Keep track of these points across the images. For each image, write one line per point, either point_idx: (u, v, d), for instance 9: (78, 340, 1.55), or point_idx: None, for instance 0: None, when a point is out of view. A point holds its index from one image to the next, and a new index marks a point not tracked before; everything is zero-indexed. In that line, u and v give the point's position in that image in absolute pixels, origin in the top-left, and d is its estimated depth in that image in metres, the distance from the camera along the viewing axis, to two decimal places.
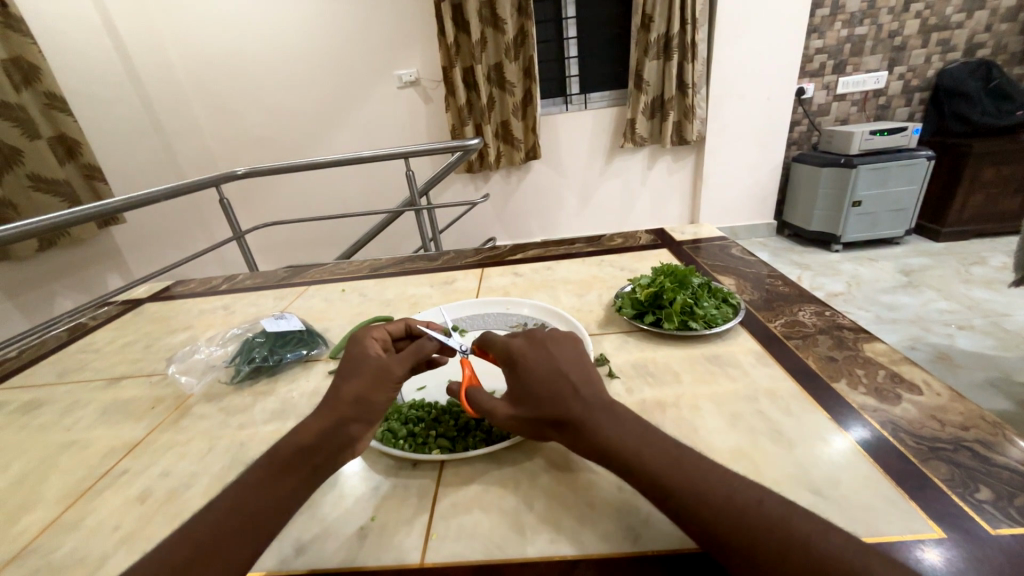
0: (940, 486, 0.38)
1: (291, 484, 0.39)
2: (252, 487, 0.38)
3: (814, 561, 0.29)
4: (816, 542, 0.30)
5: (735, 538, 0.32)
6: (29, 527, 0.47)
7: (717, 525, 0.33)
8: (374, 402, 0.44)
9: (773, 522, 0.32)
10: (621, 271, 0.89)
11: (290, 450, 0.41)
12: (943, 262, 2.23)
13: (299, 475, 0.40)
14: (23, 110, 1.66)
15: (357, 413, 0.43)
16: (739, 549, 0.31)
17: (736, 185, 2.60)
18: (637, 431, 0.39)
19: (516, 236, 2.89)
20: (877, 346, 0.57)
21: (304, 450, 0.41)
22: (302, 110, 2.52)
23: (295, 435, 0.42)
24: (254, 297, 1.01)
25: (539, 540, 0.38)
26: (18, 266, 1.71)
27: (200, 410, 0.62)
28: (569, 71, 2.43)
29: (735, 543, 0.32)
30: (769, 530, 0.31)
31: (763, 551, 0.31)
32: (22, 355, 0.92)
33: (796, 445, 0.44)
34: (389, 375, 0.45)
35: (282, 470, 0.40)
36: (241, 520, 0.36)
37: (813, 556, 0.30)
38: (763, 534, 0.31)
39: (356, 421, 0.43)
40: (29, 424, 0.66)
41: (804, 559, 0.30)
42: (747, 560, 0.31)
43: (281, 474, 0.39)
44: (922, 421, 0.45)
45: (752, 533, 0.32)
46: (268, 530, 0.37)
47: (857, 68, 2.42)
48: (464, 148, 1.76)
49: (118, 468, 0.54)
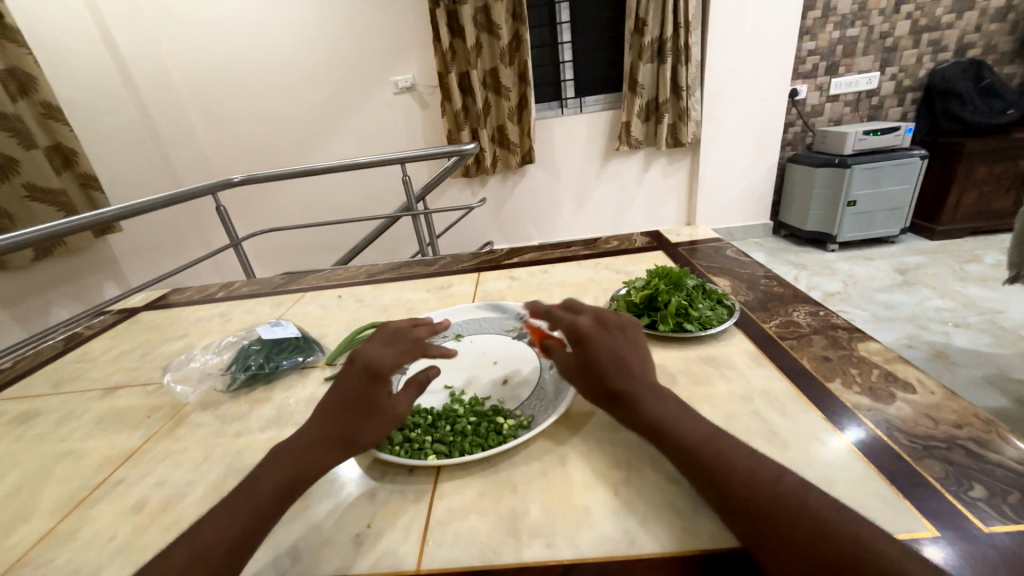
0: (934, 485, 0.38)
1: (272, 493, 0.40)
2: (232, 505, 0.39)
3: (822, 526, 0.31)
4: (827, 514, 0.32)
5: (752, 503, 0.34)
6: (24, 538, 0.47)
7: (739, 492, 0.35)
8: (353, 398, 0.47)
9: (786, 496, 0.34)
10: (617, 274, 0.89)
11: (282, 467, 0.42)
12: (938, 260, 2.24)
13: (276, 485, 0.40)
14: (19, 120, 1.66)
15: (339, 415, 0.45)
16: (757, 513, 0.34)
17: (731, 187, 2.62)
18: (677, 410, 0.44)
19: (513, 240, 2.90)
20: (872, 345, 0.58)
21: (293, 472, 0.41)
22: (298, 117, 2.52)
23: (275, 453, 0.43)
24: (250, 304, 1.01)
25: (534, 546, 0.38)
26: (15, 276, 1.71)
27: (197, 418, 0.62)
28: (564, 75, 2.45)
29: (752, 508, 0.34)
30: (785, 500, 0.34)
31: (777, 518, 0.33)
32: (19, 365, 0.92)
33: (791, 445, 0.44)
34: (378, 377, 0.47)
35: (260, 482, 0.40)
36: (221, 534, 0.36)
37: (820, 528, 0.31)
38: (778, 503, 0.34)
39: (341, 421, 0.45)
40: (24, 435, 0.66)
41: (814, 525, 0.32)
42: (761, 524, 0.33)
43: (259, 486, 0.40)
44: (916, 420, 0.45)
45: (765, 502, 0.34)
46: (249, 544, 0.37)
47: (849, 69, 2.44)
48: (460, 153, 1.76)
49: (114, 478, 0.53)
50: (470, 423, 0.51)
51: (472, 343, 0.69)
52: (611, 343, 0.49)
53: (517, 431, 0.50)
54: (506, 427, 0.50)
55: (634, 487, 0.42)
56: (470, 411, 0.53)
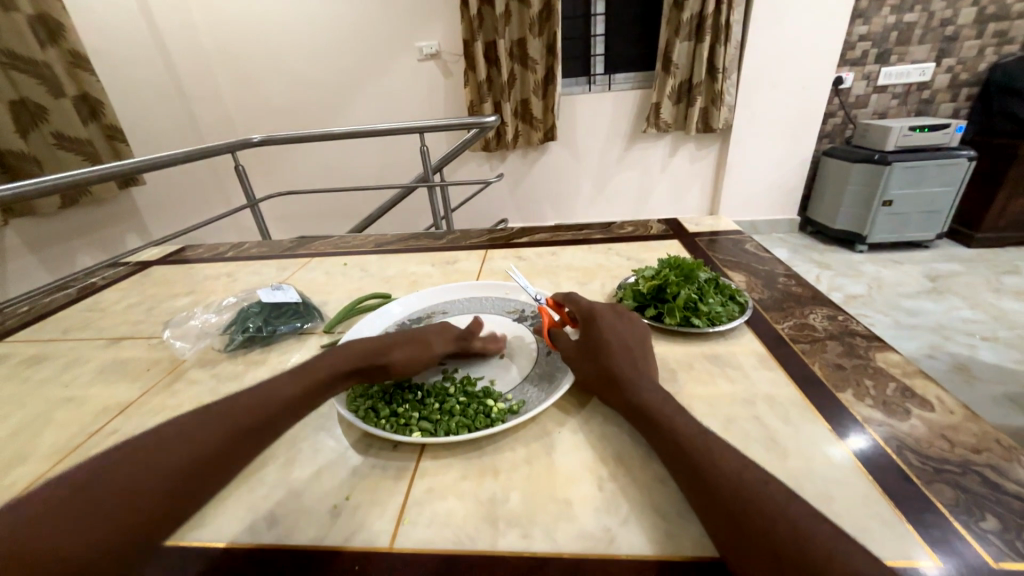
0: (940, 511, 0.36)
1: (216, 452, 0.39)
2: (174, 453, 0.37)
3: (794, 534, 0.30)
4: (805, 524, 0.31)
5: (729, 503, 0.34)
6: (20, 478, 0.49)
7: (718, 491, 0.35)
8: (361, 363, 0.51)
9: (769, 496, 0.33)
10: (628, 261, 0.86)
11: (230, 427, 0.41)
12: (974, 269, 2.13)
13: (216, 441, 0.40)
14: (46, 68, 1.66)
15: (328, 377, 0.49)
16: (732, 513, 0.33)
17: (760, 177, 2.51)
18: (673, 404, 0.44)
19: (529, 219, 2.85)
20: (891, 356, 0.54)
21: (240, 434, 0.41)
22: (320, 80, 2.49)
23: (215, 410, 0.41)
24: (257, 265, 1.01)
25: (510, 535, 0.37)
26: (43, 222, 1.75)
27: (193, 375, 0.62)
28: (595, 49, 2.34)
29: (727, 507, 0.34)
30: (764, 505, 0.32)
31: (750, 520, 0.32)
32: (35, 309, 0.94)
33: (791, 455, 0.42)
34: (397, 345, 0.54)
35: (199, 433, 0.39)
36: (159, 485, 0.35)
37: (797, 530, 0.30)
38: (754, 507, 0.32)
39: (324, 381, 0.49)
40: (31, 377, 0.67)
41: (786, 534, 0.30)
42: (736, 522, 0.32)
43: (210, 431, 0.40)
44: (930, 440, 0.42)
45: (745, 498, 0.33)
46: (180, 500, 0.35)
47: (902, 58, 2.27)
48: (480, 126, 1.71)
49: (109, 428, 0.54)
50: (459, 403, 0.49)
51: (471, 322, 0.67)
52: (619, 331, 0.52)
53: (506, 416, 0.48)
54: (495, 411, 0.48)
55: (620, 484, 0.41)
56: (461, 391, 0.51)
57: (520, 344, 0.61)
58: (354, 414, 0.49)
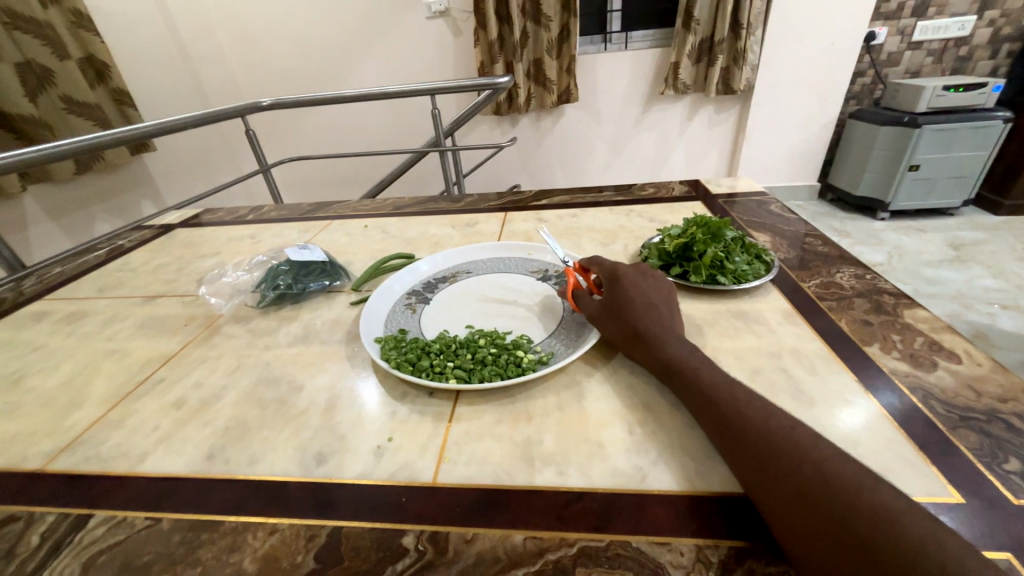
0: (964, 453, 0.37)
1: None
2: None
3: (820, 474, 0.31)
4: (833, 465, 0.32)
5: (756, 447, 0.35)
6: (79, 421, 0.52)
7: (746, 436, 0.36)
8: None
9: (797, 442, 0.34)
10: (650, 222, 0.86)
11: None
12: (999, 237, 2.07)
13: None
14: (50, 28, 1.63)
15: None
16: (758, 455, 0.35)
17: (781, 142, 2.42)
18: (701, 358, 0.44)
19: (541, 185, 2.81)
20: (920, 313, 0.54)
21: None
22: (327, 41, 2.42)
23: None
24: (278, 227, 1.02)
25: (547, 472, 0.39)
26: (60, 189, 1.78)
27: (230, 330, 0.65)
28: (611, 5, 2.23)
29: (754, 450, 0.35)
30: (790, 449, 0.34)
31: (777, 462, 0.33)
32: (68, 270, 0.97)
33: (816, 404, 0.43)
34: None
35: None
36: None
37: (824, 470, 0.31)
38: (780, 450, 0.34)
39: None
40: (74, 332, 0.70)
41: (812, 474, 0.31)
42: (763, 464, 0.34)
43: None
44: (957, 391, 0.43)
45: (773, 444, 0.34)
46: None
47: (941, 11, 2.13)
48: (493, 87, 1.65)
49: (156, 377, 0.57)
50: (491, 353, 0.51)
51: (496, 282, 0.68)
52: (643, 291, 0.52)
53: (536, 366, 0.50)
54: (525, 360, 0.50)
55: (650, 428, 0.43)
56: (492, 342, 0.52)
57: (545, 302, 0.62)
58: (389, 363, 0.50)
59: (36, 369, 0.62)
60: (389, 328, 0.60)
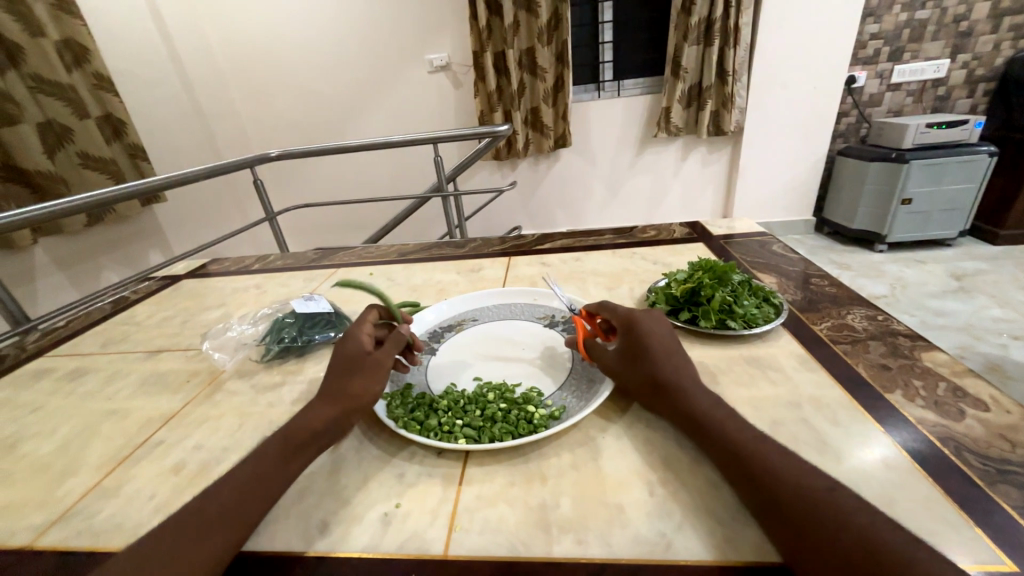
0: (1007, 512, 0.35)
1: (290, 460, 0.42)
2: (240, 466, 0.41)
3: (865, 540, 0.29)
4: (878, 530, 0.30)
5: (793, 509, 0.33)
6: (73, 490, 0.50)
7: (784, 499, 0.34)
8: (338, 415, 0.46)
9: (838, 505, 0.32)
10: (653, 265, 0.86)
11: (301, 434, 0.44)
12: (1000, 267, 2.08)
13: (238, 513, 0.37)
14: (74, 90, 1.72)
15: (320, 439, 0.44)
16: (794, 518, 0.32)
17: (774, 179, 2.49)
18: (725, 410, 0.43)
19: (542, 226, 2.86)
20: (939, 356, 0.53)
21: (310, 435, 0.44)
22: (334, 96, 2.54)
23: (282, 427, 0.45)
24: (284, 277, 1.02)
25: (566, 541, 0.37)
26: (70, 240, 1.81)
27: (232, 386, 0.64)
28: (603, 57, 2.36)
29: (793, 515, 0.33)
30: (831, 512, 0.31)
31: (820, 527, 0.31)
32: (72, 324, 0.97)
33: (844, 457, 0.41)
34: (379, 365, 0.51)
35: (205, 533, 0.35)
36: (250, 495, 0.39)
37: (870, 541, 0.29)
38: (819, 514, 0.32)
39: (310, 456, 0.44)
40: (74, 391, 0.69)
41: (857, 542, 0.29)
42: (801, 529, 0.32)
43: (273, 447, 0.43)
44: (990, 441, 0.41)
45: (811, 507, 0.32)
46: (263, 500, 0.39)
47: (915, 55, 2.25)
48: (493, 135, 1.71)
49: (154, 439, 0.55)
50: (500, 409, 0.49)
51: (501, 331, 0.67)
52: (662, 337, 0.50)
53: (548, 422, 0.48)
54: (537, 417, 0.48)
55: (672, 489, 0.41)
56: (502, 397, 0.51)
57: (552, 352, 0.61)
58: (395, 422, 0.49)
59: (32, 433, 0.61)
60: (396, 382, 0.58)
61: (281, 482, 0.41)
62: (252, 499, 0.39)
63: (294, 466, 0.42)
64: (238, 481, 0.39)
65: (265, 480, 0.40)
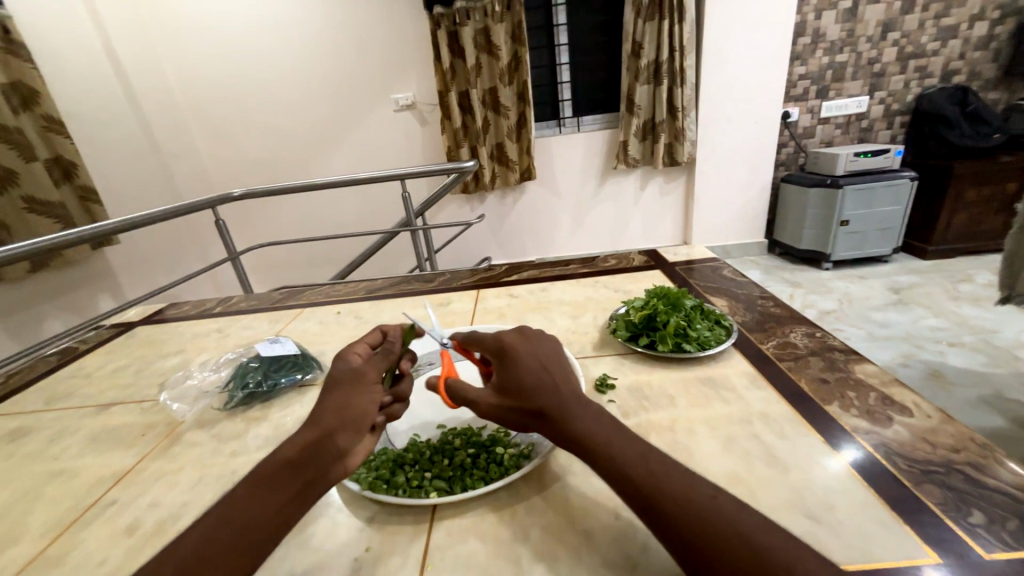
0: (931, 510, 0.38)
1: (271, 497, 0.39)
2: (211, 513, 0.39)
3: None
4: None
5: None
6: (13, 561, 0.46)
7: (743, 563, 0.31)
8: (313, 441, 0.41)
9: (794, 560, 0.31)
10: (615, 293, 0.90)
11: (279, 464, 0.40)
12: (930, 279, 2.27)
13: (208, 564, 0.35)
14: (20, 133, 1.66)
15: (304, 469, 0.40)
16: None
17: (726, 206, 2.65)
18: (644, 455, 0.39)
19: (512, 255, 2.91)
20: (869, 368, 0.58)
21: (292, 465, 0.40)
22: (301, 135, 2.56)
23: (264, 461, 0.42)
24: (248, 320, 1.00)
25: (536, 571, 0.38)
26: (9, 289, 1.70)
27: (193, 437, 0.61)
28: (563, 95, 2.49)
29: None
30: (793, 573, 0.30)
31: None
32: (10, 381, 0.91)
33: (792, 468, 0.44)
34: (365, 380, 0.46)
35: None
36: (225, 542, 0.36)
37: None
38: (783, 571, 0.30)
39: (303, 486, 0.40)
40: (14, 453, 0.65)
41: None
42: None
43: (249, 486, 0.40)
44: (914, 444, 0.45)
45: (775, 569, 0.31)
46: (239, 547, 0.36)
47: (839, 93, 2.50)
48: (460, 170, 1.76)
49: (106, 499, 0.53)
50: (469, 456, 0.50)
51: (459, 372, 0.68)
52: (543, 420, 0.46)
53: (519, 461, 0.49)
54: (507, 458, 0.48)
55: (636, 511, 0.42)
56: (468, 443, 0.51)
57: None
58: (358, 483, 0.47)
59: None
60: None
61: (262, 523, 0.38)
62: (226, 550, 0.36)
63: (283, 500, 0.39)
64: (211, 529, 0.37)
65: (245, 523, 0.37)
